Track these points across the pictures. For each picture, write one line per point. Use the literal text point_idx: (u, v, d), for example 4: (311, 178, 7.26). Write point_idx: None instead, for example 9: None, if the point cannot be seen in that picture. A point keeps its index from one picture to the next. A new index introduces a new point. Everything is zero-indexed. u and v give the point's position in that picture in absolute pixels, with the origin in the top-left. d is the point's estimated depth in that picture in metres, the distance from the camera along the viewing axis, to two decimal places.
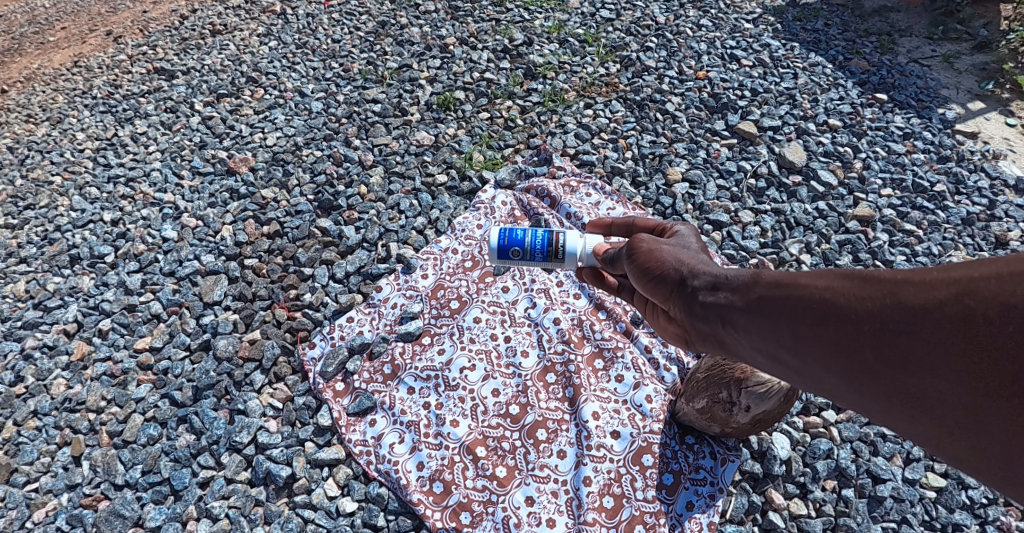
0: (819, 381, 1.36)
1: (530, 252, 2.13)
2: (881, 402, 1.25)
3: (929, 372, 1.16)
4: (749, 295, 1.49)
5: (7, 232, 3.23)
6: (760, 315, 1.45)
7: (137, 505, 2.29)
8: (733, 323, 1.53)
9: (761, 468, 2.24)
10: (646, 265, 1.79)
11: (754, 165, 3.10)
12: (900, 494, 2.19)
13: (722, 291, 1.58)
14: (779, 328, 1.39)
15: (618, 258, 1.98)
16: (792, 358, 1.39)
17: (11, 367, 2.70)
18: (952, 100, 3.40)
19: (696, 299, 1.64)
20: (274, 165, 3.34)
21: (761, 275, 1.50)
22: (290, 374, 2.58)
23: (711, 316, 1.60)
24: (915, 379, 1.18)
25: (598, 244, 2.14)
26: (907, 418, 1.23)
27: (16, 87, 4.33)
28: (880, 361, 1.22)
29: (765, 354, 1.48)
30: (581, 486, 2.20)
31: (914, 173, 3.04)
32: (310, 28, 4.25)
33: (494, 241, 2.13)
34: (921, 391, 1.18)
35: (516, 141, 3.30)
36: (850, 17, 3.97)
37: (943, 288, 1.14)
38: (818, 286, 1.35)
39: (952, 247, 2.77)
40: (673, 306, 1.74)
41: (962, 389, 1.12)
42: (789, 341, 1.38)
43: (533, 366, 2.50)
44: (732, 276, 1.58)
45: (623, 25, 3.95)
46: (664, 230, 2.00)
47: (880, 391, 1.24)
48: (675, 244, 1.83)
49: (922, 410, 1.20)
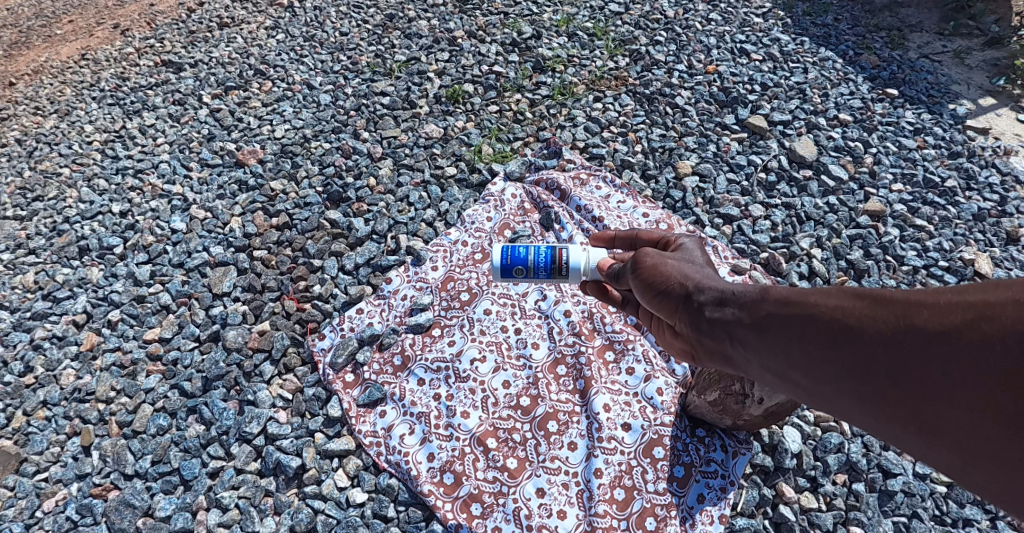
0: (831, 402, 1.32)
1: (533, 270, 2.10)
2: (894, 427, 1.21)
3: (943, 398, 1.11)
4: (757, 311, 1.47)
5: (15, 223, 3.23)
6: (769, 333, 1.42)
7: (147, 495, 2.29)
8: (741, 340, 1.51)
9: (772, 461, 2.24)
10: (651, 279, 1.77)
11: (764, 159, 3.09)
12: (910, 489, 2.18)
13: (729, 307, 1.56)
14: (789, 347, 1.37)
15: (623, 274, 1.93)
16: (801, 377, 1.36)
17: (21, 357, 2.70)
18: (963, 96, 3.39)
19: (703, 314, 1.62)
20: (283, 157, 3.34)
21: (770, 292, 1.48)
22: (300, 366, 2.58)
23: (718, 332, 1.57)
24: (929, 405, 1.14)
25: (603, 259, 2.10)
26: (923, 446, 1.18)
27: (25, 79, 4.32)
28: (892, 384, 1.18)
29: (774, 373, 1.45)
30: (592, 478, 2.20)
31: (925, 168, 3.03)
32: (318, 21, 4.24)
33: (496, 260, 2.10)
34: (936, 417, 1.13)
35: (526, 134, 3.29)
36: (860, 12, 3.96)
37: (958, 312, 1.10)
38: (829, 305, 1.32)
39: (964, 242, 2.76)
40: (679, 320, 1.71)
41: (979, 417, 1.07)
42: (798, 360, 1.35)
43: (543, 358, 2.50)
44: (740, 292, 1.56)
45: (633, 18, 3.94)
46: (668, 243, 2.00)
47: (894, 417, 1.20)
48: (681, 258, 1.80)
49: (938, 438, 1.15)
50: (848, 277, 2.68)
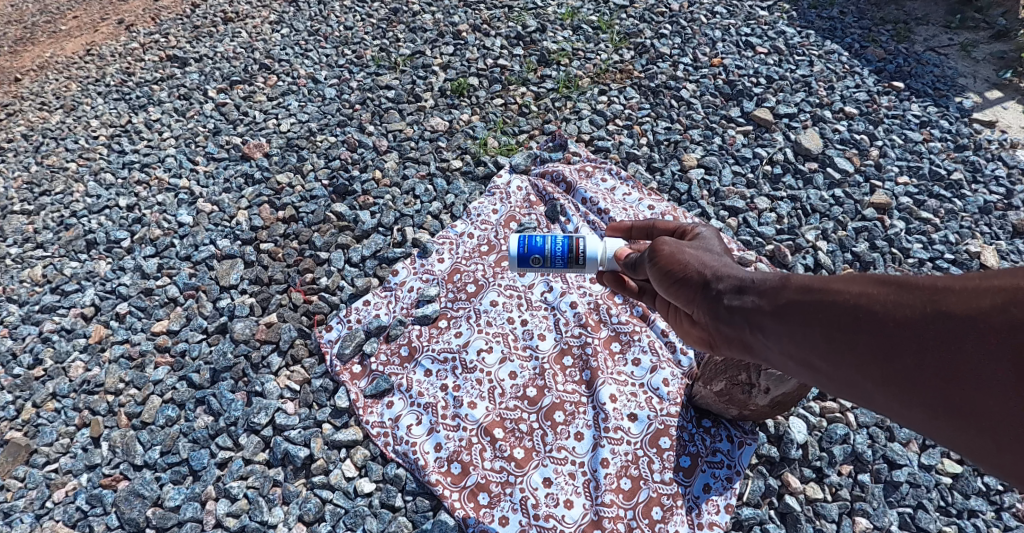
0: (854, 388, 1.32)
1: (550, 259, 2.11)
2: (921, 412, 1.21)
3: (973, 383, 1.11)
4: (778, 299, 1.47)
5: (23, 218, 3.25)
6: (790, 320, 1.42)
7: (156, 485, 2.30)
8: (761, 328, 1.51)
9: (778, 452, 2.25)
10: (669, 268, 1.76)
11: (770, 151, 3.10)
12: (916, 480, 2.18)
13: (749, 295, 1.55)
14: (812, 334, 1.37)
15: (640, 263, 1.94)
16: (823, 364, 1.37)
17: (30, 350, 2.72)
18: (970, 89, 3.38)
19: (721, 302, 1.62)
20: (289, 150, 3.35)
21: (791, 280, 1.48)
22: (307, 357, 2.60)
23: (737, 320, 1.58)
24: (958, 390, 1.14)
25: (620, 248, 2.10)
26: (950, 430, 1.18)
27: (30, 75, 4.34)
28: (918, 370, 1.19)
29: (795, 359, 1.45)
30: (598, 468, 2.21)
31: (931, 161, 3.03)
32: (322, 15, 4.25)
33: (514, 250, 2.10)
34: (965, 403, 1.13)
35: (531, 127, 3.30)
36: (866, 4, 3.94)
37: (986, 297, 1.10)
38: (852, 291, 1.32)
39: (970, 235, 2.77)
40: (697, 308, 1.71)
41: (1011, 402, 1.07)
42: (822, 347, 1.35)
43: (550, 348, 2.51)
44: (760, 281, 1.56)
45: (637, 12, 3.93)
46: (685, 231, 1.98)
47: (921, 402, 1.20)
48: (698, 247, 1.80)
49: (964, 421, 1.15)
50: (853, 269, 2.69)
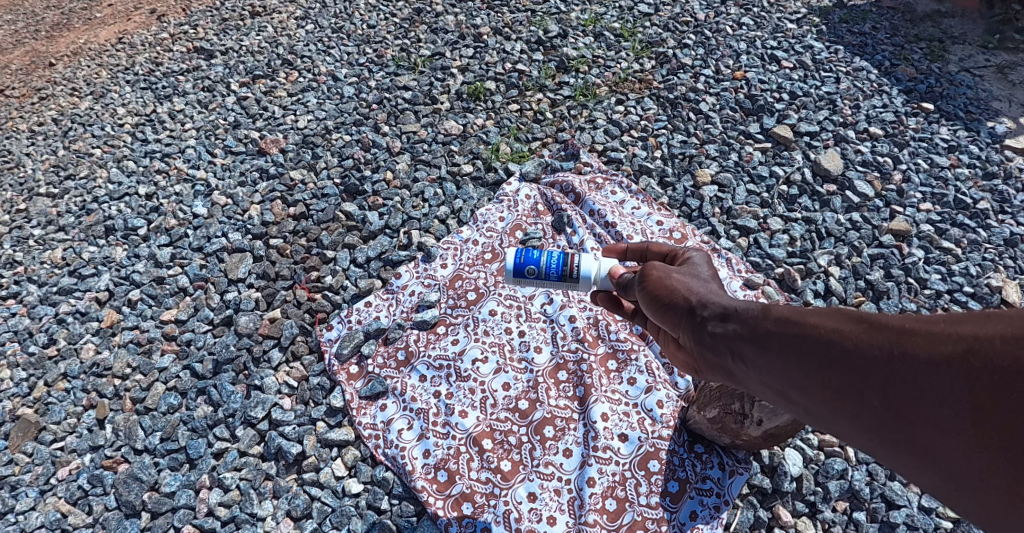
0: (828, 421, 1.28)
1: (544, 273, 2.08)
2: (888, 449, 1.16)
3: (934, 427, 1.07)
4: (758, 329, 1.42)
5: (48, 200, 3.36)
6: (769, 351, 1.37)
7: (154, 470, 2.35)
8: (743, 357, 1.46)
9: (771, 483, 2.19)
10: (656, 292, 1.72)
11: (787, 170, 3.02)
12: (913, 522, 2.11)
13: (731, 322, 1.50)
14: (790, 368, 1.32)
15: (631, 284, 1.90)
16: (801, 397, 1.32)
17: (46, 329, 2.81)
18: (1004, 113, 3.23)
19: (705, 328, 1.57)
20: (304, 147, 3.39)
21: (772, 310, 1.42)
22: (306, 354, 2.62)
23: (720, 347, 1.52)
24: (923, 435, 1.09)
25: (614, 267, 2.06)
26: (917, 469, 1.13)
27: (64, 61, 4.45)
28: (886, 411, 1.14)
29: (773, 389, 1.40)
30: (584, 487, 2.19)
31: (957, 189, 2.91)
32: (347, 13, 4.28)
33: (509, 263, 2.08)
34: (928, 443, 1.09)
35: (544, 135, 3.28)
36: (900, 21, 3.81)
37: (949, 343, 1.06)
38: (828, 327, 1.27)
39: (992, 268, 2.65)
40: (682, 333, 1.65)
41: (969, 449, 1.03)
42: (799, 382, 1.31)
43: (545, 362, 2.50)
44: (742, 308, 1.50)
45: (662, 20, 3.87)
46: (676, 255, 1.92)
47: (887, 441, 1.15)
48: (686, 272, 1.74)
49: (931, 466, 1.10)
50: (865, 298, 2.60)
